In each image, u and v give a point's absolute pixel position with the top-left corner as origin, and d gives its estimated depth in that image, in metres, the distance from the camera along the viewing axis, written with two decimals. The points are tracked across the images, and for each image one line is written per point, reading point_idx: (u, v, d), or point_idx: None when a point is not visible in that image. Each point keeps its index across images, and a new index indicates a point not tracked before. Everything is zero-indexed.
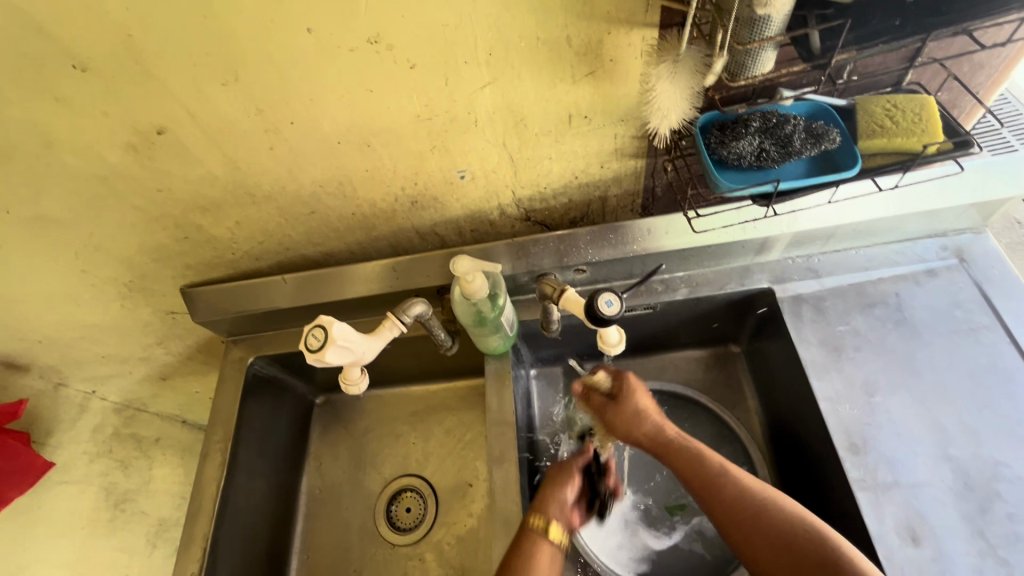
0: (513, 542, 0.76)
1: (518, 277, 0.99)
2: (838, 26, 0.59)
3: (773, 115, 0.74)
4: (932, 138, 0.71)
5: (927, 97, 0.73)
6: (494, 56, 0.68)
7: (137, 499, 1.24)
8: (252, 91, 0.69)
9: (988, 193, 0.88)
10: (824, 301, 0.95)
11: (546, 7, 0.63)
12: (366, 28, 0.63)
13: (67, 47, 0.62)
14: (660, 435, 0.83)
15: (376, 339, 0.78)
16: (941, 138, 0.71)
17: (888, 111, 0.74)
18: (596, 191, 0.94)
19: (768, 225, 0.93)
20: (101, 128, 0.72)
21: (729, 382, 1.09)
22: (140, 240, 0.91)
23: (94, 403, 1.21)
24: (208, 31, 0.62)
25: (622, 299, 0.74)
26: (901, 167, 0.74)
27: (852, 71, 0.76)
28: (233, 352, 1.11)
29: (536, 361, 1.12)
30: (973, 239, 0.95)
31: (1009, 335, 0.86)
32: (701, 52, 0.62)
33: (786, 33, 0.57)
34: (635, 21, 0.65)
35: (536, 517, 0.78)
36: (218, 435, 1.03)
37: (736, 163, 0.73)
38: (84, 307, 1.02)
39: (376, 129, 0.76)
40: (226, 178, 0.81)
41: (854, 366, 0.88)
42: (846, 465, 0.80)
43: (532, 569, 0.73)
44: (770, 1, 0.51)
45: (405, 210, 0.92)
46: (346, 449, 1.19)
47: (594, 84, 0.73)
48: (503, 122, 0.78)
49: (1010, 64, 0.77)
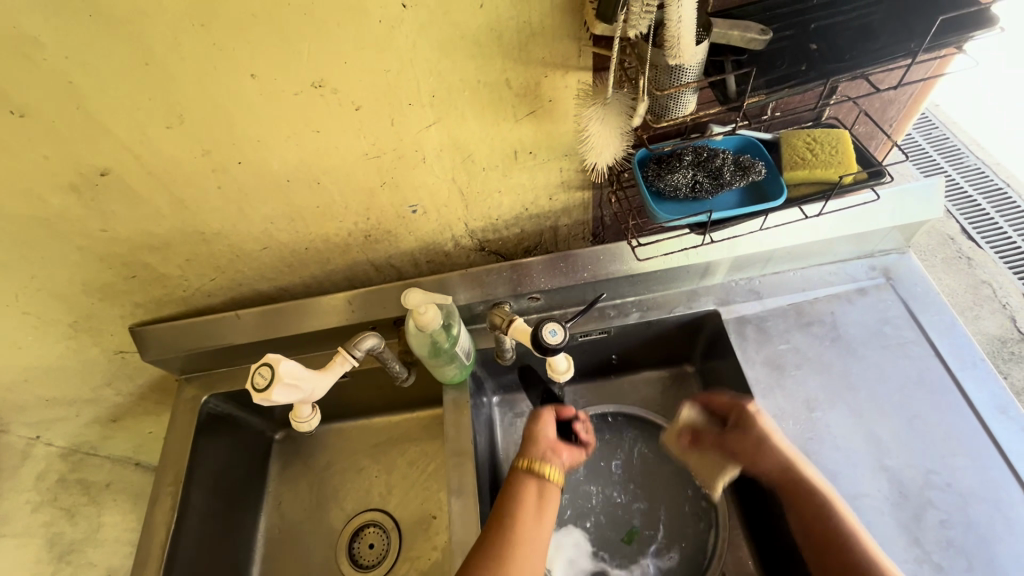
0: (503, 490, 0.84)
1: (473, 306, 1.01)
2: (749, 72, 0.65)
3: (704, 150, 0.79)
4: (847, 169, 0.77)
5: (842, 131, 0.79)
6: (438, 98, 0.71)
7: (85, 550, 1.15)
8: (198, 134, 0.70)
9: (906, 216, 0.95)
10: (765, 321, 0.99)
11: (482, 53, 0.67)
12: (310, 73, 0.65)
13: (5, 94, 0.62)
14: (787, 473, 0.82)
15: (327, 375, 0.78)
16: (855, 169, 0.77)
17: (808, 144, 0.80)
18: (547, 221, 0.97)
19: (710, 251, 0.98)
20: (41, 171, 0.71)
21: (684, 402, 1.12)
22: (85, 280, 0.89)
23: (37, 450, 1.16)
24: (150, 77, 0.63)
25: (566, 328, 0.76)
26: (823, 197, 0.79)
27: (775, 108, 0.82)
28: (187, 390, 1.09)
29: (498, 389, 1.13)
30: (898, 259, 1.02)
31: (934, 349, 0.92)
32: (627, 96, 0.66)
33: (702, 78, 0.62)
34: (569, 65, 0.69)
35: (523, 459, 0.86)
36: (169, 478, 1.00)
37: (673, 195, 0.77)
38: (25, 350, 0.98)
39: (325, 167, 0.78)
40: (175, 218, 0.81)
41: (795, 384, 0.92)
42: (791, 480, 0.83)
43: (516, 504, 0.80)
44: (679, 53, 0.56)
45: (359, 244, 0.94)
46: (306, 485, 1.17)
47: (536, 123, 0.77)
48: (451, 158, 0.81)
49: (916, 100, 0.84)
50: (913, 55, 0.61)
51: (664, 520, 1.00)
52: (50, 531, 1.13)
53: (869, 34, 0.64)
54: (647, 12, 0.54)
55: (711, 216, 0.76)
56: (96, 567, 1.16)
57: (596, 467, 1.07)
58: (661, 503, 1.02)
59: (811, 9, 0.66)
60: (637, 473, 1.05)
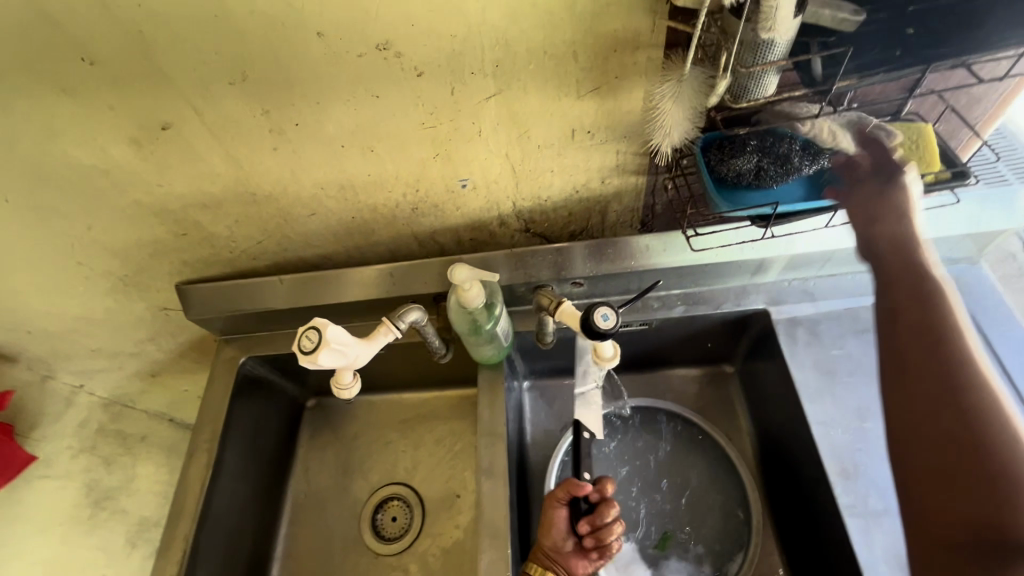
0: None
1: (514, 288, 0.99)
2: (839, 54, 0.61)
3: (772, 134, 0.74)
4: (929, 168, 0.72)
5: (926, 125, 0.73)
6: (502, 68, 0.69)
7: (118, 497, 1.20)
8: (259, 92, 0.69)
9: (981, 224, 0.90)
10: (818, 324, 0.95)
11: (553, 25, 0.64)
12: (376, 34, 0.64)
13: (78, 41, 0.63)
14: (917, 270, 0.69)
15: (370, 344, 0.77)
16: (938, 168, 0.72)
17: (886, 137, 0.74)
18: (596, 205, 0.95)
19: (766, 247, 0.93)
20: (105, 121, 0.72)
21: (722, 403, 1.09)
22: (138, 235, 0.90)
23: (80, 398, 1.20)
24: (219, 31, 0.62)
25: (619, 313, 0.74)
26: None
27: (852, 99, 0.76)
28: (225, 351, 1.10)
29: (530, 373, 1.12)
30: (967, 269, 0.96)
31: (1001, 366, 0.86)
32: (705, 73, 0.64)
33: (789, 58, 0.58)
34: (642, 40, 0.66)
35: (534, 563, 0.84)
36: (205, 435, 1.02)
37: (735, 182, 0.74)
38: (77, 299, 1.01)
39: (380, 135, 0.77)
40: (229, 177, 0.81)
41: (847, 392, 0.88)
42: (837, 491, 0.80)
43: None
44: (774, 26, 0.53)
45: (405, 216, 0.93)
46: (334, 453, 1.18)
47: (599, 100, 0.74)
48: (506, 133, 0.79)
49: (1007, 98, 0.78)
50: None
51: (695, 523, 0.98)
52: (89, 477, 1.17)
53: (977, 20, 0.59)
54: None
55: (775, 206, 0.73)
56: (129, 515, 1.22)
57: (629, 463, 1.04)
58: (693, 507, 0.99)
59: None
60: (670, 471, 1.03)
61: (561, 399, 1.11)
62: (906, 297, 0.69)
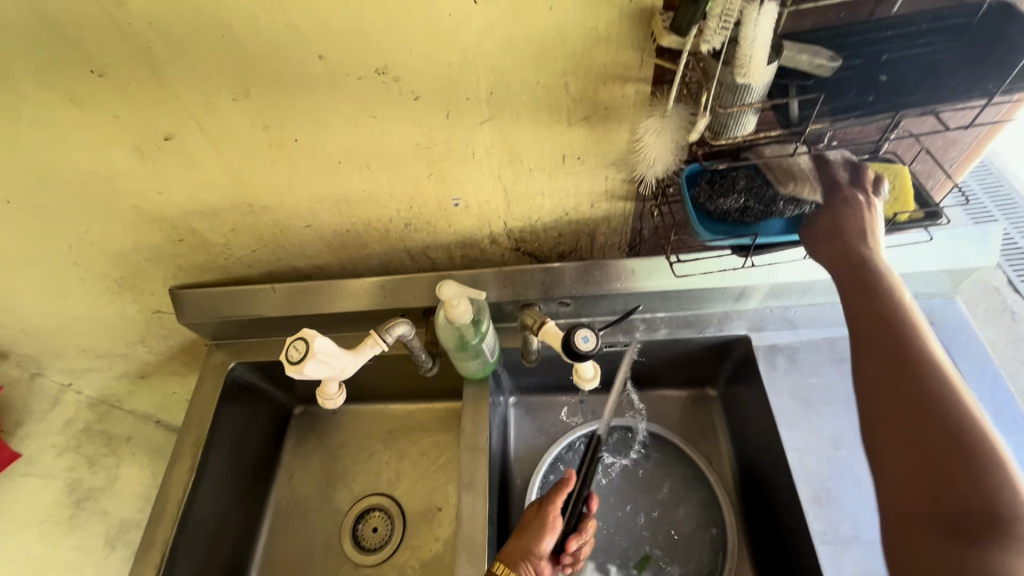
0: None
1: (503, 305, 1.01)
2: (815, 98, 0.64)
3: (760, 174, 0.76)
4: (902, 208, 0.75)
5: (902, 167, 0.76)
6: (495, 95, 0.72)
7: (100, 498, 1.18)
8: (260, 108, 0.72)
9: (955, 261, 0.93)
10: (797, 352, 0.97)
11: (545, 58, 0.67)
12: (375, 59, 0.67)
13: (88, 53, 0.65)
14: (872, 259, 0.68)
15: (357, 356, 0.79)
16: (912, 208, 0.75)
17: None
18: (585, 228, 0.97)
19: (748, 276, 0.96)
20: (109, 130, 0.74)
21: (703, 425, 1.11)
22: (135, 239, 0.92)
23: (68, 397, 1.22)
24: (225, 49, 0.65)
25: (598, 335, 0.76)
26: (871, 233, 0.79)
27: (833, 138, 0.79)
28: (215, 356, 1.11)
29: (516, 390, 1.14)
30: (943, 304, 0.98)
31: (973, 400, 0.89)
32: (687, 110, 0.68)
33: (766, 100, 0.61)
34: (630, 75, 0.69)
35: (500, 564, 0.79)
36: (190, 438, 1.02)
37: (721, 218, 0.76)
38: (72, 299, 1.02)
39: (376, 153, 0.79)
40: (227, 187, 0.83)
41: (823, 419, 0.90)
42: (809, 517, 0.81)
43: None
44: (749, 72, 0.56)
45: (398, 231, 0.95)
46: (318, 462, 1.19)
47: (588, 128, 0.77)
48: (499, 156, 0.81)
49: (982, 140, 0.81)
50: (989, 95, 0.60)
51: (673, 545, 0.99)
52: (72, 476, 1.17)
53: (944, 71, 0.62)
54: (723, 29, 0.55)
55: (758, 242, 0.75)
56: (109, 516, 1.18)
57: (609, 482, 1.06)
58: (671, 529, 1.00)
59: (884, 40, 0.64)
60: (649, 491, 1.04)
61: (545, 416, 1.13)
62: (859, 314, 0.66)
